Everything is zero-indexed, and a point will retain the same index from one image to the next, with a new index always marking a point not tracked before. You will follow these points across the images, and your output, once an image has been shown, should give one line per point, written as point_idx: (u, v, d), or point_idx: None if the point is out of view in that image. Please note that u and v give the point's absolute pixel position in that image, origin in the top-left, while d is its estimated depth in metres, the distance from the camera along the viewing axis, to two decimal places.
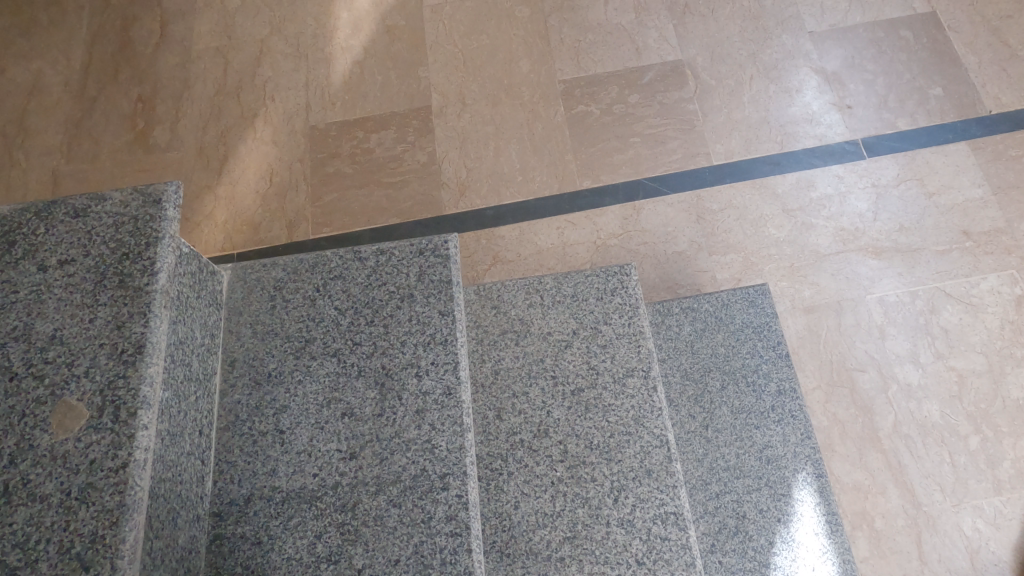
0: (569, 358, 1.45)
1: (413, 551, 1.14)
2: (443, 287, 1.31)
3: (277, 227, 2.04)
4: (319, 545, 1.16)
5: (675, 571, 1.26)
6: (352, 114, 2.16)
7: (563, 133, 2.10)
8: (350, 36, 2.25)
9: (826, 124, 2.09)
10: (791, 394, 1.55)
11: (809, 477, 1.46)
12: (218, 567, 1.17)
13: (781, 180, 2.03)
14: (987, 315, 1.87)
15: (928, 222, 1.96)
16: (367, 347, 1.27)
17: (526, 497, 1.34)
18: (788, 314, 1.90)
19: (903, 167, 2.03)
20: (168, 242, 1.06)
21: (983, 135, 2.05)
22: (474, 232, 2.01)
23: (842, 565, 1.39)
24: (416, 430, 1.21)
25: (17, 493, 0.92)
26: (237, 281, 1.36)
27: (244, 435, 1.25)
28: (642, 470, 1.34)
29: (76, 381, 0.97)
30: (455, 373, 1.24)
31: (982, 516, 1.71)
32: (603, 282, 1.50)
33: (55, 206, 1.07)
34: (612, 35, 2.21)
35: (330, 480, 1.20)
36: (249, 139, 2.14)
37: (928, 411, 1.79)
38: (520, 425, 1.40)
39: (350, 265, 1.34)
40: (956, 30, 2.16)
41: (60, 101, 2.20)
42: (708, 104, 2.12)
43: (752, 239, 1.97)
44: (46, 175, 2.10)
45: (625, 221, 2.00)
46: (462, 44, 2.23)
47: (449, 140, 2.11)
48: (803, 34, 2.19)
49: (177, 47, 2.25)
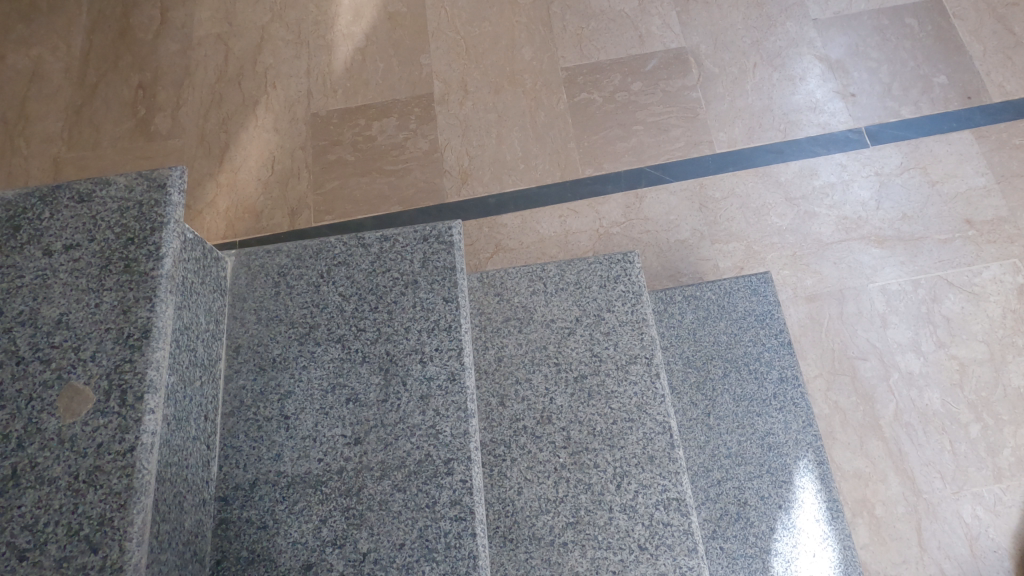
0: (572, 345, 1.45)
1: (417, 535, 1.15)
2: (446, 273, 1.31)
3: (280, 215, 2.04)
4: (324, 529, 1.17)
5: (677, 557, 1.27)
6: (354, 101, 2.15)
7: (565, 121, 2.09)
8: (351, 23, 2.24)
9: (830, 112, 2.08)
10: (793, 381, 1.56)
11: (810, 463, 1.47)
12: (223, 551, 1.18)
13: (784, 168, 2.02)
14: (989, 303, 1.87)
15: (931, 210, 1.96)
16: (371, 334, 1.28)
17: (529, 483, 1.35)
18: (790, 301, 1.90)
19: (906, 156, 2.02)
20: (172, 227, 1.06)
21: (987, 123, 2.04)
22: (476, 221, 2.01)
23: (843, 551, 1.40)
24: (420, 415, 1.22)
25: (25, 476, 0.93)
26: (241, 267, 1.36)
27: (248, 420, 1.25)
28: (644, 457, 1.34)
29: (83, 365, 0.98)
30: (459, 360, 1.25)
31: (982, 503, 1.72)
32: (606, 269, 1.50)
33: (59, 190, 1.07)
34: (615, 22, 2.20)
35: (335, 465, 1.20)
36: (250, 127, 2.13)
37: (929, 399, 1.80)
38: (523, 411, 1.41)
39: (354, 252, 1.34)
40: (961, 17, 2.15)
41: (60, 88, 2.19)
42: (711, 91, 2.11)
43: (755, 228, 1.97)
44: (47, 162, 2.10)
45: (628, 209, 2.00)
46: (464, 31, 2.22)
47: (450, 127, 2.10)
48: (807, 21, 2.18)
49: (178, 34, 2.24)
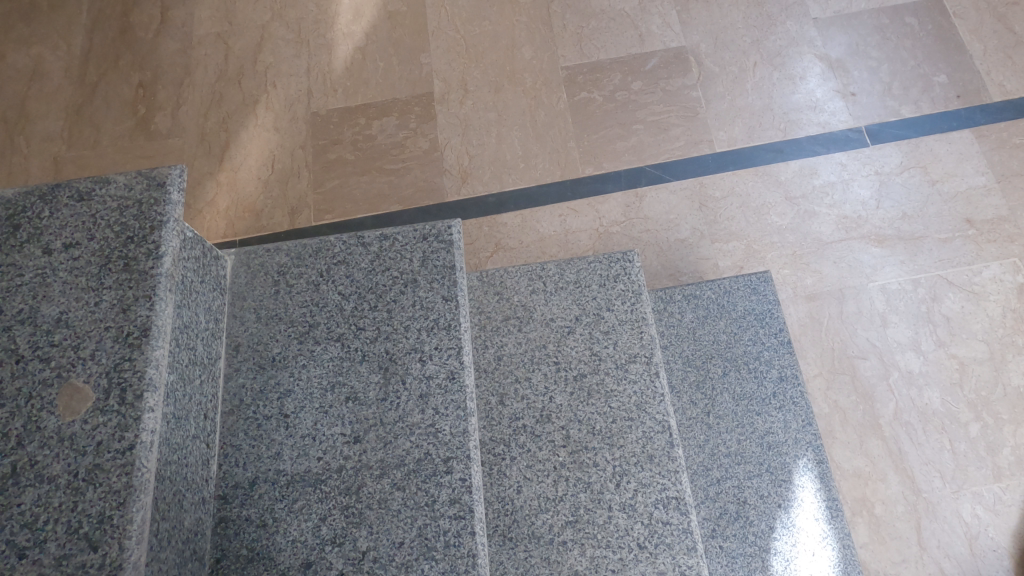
0: (572, 344, 1.45)
1: (417, 534, 1.15)
2: (446, 272, 1.31)
3: (280, 215, 2.04)
4: (323, 527, 1.17)
5: (676, 555, 1.27)
6: (354, 100, 2.15)
7: (565, 120, 2.09)
8: (351, 22, 2.24)
9: (830, 111, 2.08)
10: (793, 380, 1.56)
11: (809, 462, 1.47)
12: (223, 550, 1.18)
13: (784, 168, 2.02)
14: (989, 303, 1.87)
15: (932, 209, 1.96)
16: (371, 332, 1.28)
17: (529, 481, 1.35)
18: (789, 301, 1.90)
19: (906, 155, 2.02)
20: (172, 226, 1.06)
21: (987, 122, 2.04)
22: (476, 220, 2.01)
23: (843, 550, 1.40)
24: (420, 414, 1.22)
25: (25, 474, 0.93)
26: (241, 266, 1.36)
27: (248, 419, 1.25)
28: (644, 456, 1.34)
29: (82, 364, 0.98)
30: (459, 358, 1.25)
31: (981, 502, 1.72)
32: (605, 268, 1.50)
33: (59, 189, 1.07)
34: (615, 22, 2.20)
35: (334, 464, 1.20)
36: (250, 126, 2.13)
37: (928, 398, 1.80)
38: (523, 410, 1.41)
39: (354, 251, 1.34)
40: (962, 16, 2.15)
41: (60, 87, 2.19)
42: (711, 91, 2.11)
43: (755, 227, 1.97)
44: (48, 161, 2.10)
45: (628, 208, 2.00)
46: (463, 30, 2.22)
47: (450, 127, 2.10)
48: (807, 20, 2.18)
49: (178, 33, 2.24)
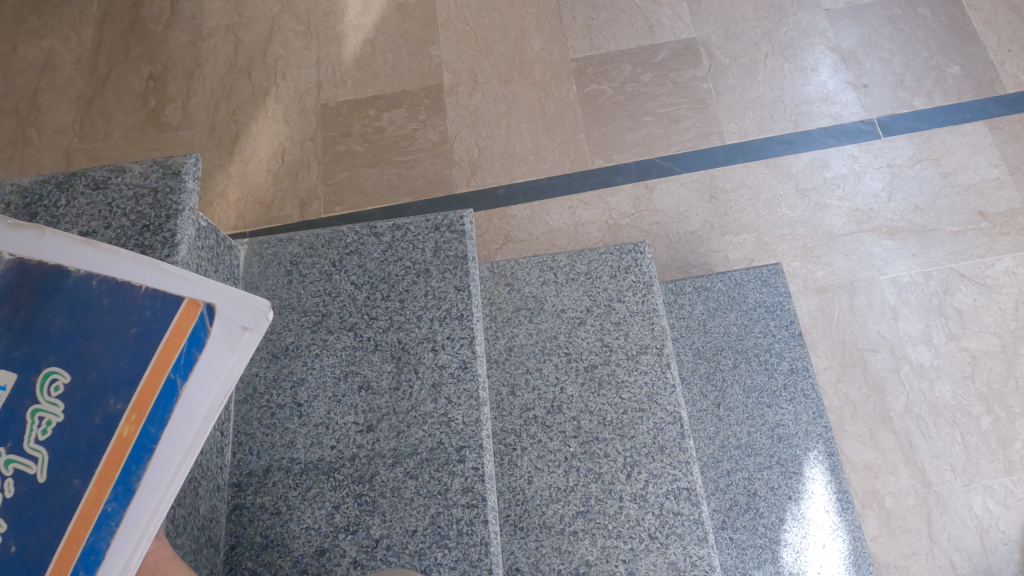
0: (582, 335, 1.45)
1: (429, 522, 1.16)
2: (459, 262, 1.32)
3: (290, 207, 2.04)
4: (337, 515, 1.17)
5: (687, 546, 1.27)
6: (364, 93, 2.15)
7: (575, 112, 2.09)
8: (361, 14, 2.23)
9: (841, 103, 2.07)
10: (803, 372, 1.55)
11: (820, 455, 1.47)
12: (237, 537, 1.18)
13: (795, 160, 2.01)
14: (1002, 295, 1.86)
15: (944, 202, 1.95)
16: (383, 322, 1.28)
17: (539, 471, 1.36)
18: (800, 293, 1.90)
19: (919, 147, 2.01)
20: (187, 215, 1.07)
21: (1001, 114, 2.02)
22: (486, 212, 2.01)
23: (853, 542, 1.40)
24: (432, 403, 1.22)
25: None
26: (254, 256, 1.36)
27: (261, 408, 1.26)
28: (654, 447, 1.35)
29: None
30: (471, 348, 1.25)
31: (993, 495, 1.71)
32: (616, 259, 1.50)
33: (75, 178, 1.08)
34: (624, 13, 2.18)
35: (347, 452, 1.21)
36: (261, 118, 2.13)
37: (940, 392, 1.79)
38: (533, 401, 1.41)
39: (366, 242, 1.34)
40: (975, 7, 2.13)
41: (72, 79, 2.20)
42: (721, 82, 2.10)
43: (765, 220, 1.96)
44: (59, 153, 2.11)
45: (637, 201, 1.99)
46: (473, 21, 2.21)
47: (460, 119, 2.10)
48: (819, 11, 2.16)
49: (188, 25, 2.25)
